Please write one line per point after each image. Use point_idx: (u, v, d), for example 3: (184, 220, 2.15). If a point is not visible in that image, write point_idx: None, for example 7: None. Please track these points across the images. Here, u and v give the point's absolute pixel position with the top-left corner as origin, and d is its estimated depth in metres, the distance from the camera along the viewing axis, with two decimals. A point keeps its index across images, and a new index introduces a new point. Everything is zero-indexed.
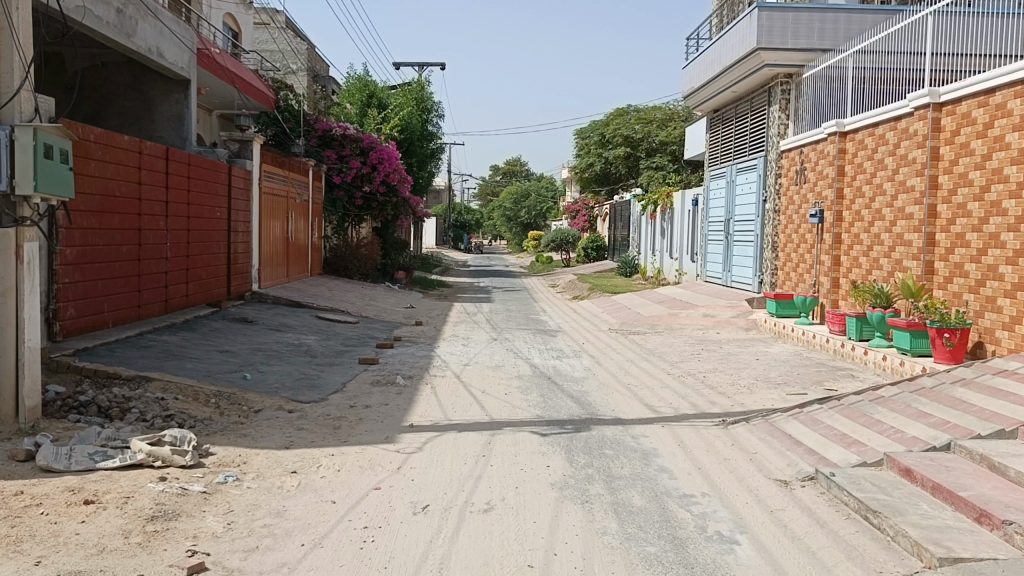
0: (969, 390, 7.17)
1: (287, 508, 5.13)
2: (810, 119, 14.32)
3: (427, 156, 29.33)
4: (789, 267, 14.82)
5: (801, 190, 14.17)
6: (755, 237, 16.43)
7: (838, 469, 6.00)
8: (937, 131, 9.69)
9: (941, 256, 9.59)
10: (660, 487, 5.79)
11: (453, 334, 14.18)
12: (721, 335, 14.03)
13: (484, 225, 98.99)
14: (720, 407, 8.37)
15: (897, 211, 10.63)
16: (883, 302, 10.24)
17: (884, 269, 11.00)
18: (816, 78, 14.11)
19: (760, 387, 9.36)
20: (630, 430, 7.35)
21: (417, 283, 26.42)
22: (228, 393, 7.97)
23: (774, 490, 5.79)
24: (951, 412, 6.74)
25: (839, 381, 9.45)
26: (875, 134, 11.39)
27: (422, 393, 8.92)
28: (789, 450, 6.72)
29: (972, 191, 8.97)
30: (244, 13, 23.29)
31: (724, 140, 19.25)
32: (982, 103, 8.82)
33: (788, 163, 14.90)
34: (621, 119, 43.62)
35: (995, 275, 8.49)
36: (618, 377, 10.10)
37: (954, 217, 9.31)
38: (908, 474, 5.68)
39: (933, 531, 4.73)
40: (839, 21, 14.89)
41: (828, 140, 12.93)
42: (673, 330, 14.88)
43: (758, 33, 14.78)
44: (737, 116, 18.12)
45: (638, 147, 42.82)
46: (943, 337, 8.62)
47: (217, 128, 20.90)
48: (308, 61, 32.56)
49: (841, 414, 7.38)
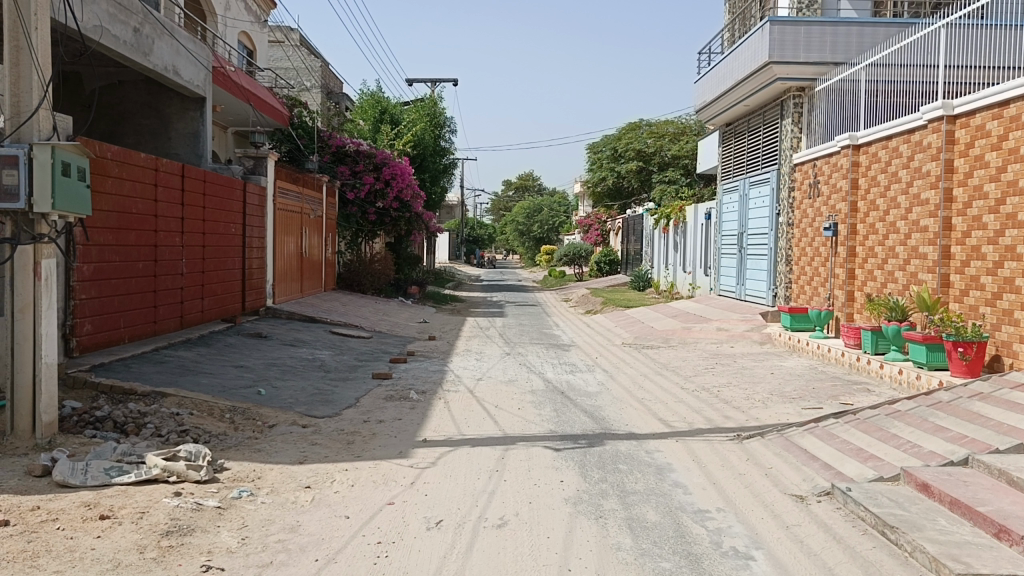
0: (986, 404, 7.11)
1: (302, 523, 5.14)
2: (823, 132, 14.30)
3: (439, 171, 29.48)
4: (803, 281, 14.75)
5: (814, 204, 14.13)
6: (769, 250, 16.38)
7: (855, 484, 5.95)
8: (951, 144, 9.66)
9: (956, 269, 9.51)
10: (675, 502, 5.76)
11: (466, 349, 14.17)
12: (735, 348, 13.97)
13: (496, 239, 99.20)
14: (735, 421, 8.32)
15: (912, 224, 10.58)
16: (899, 316, 10.17)
17: (899, 282, 10.93)
18: (829, 91, 14.10)
19: (775, 401, 9.30)
20: (644, 445, 7.31)
21: (430, 298, 26.50)
22: (243, 409, 8.00)
23: (789, 505, 5.74)
24: (968, 427, 6.68)
25: (854, 395, 9.38)
26: (888, 146, 11.36)
27: (435, 408, 8.92)
28: (805, 465, 6.67)
29: (988, 204, 8.92)
30: (259, 32, 23.55)
31: (736, 154, 19.24)
32: (996, 115, 8.78)
33: (801, 177, 14.87)
34: (633, 134, 43.71)
35: (1011, 288, 8.43)
36: (632, 391, 10.07)
37: (970, 230, 9.25)
38: (926, 489, 5.62)
39: (951, 547, 4.68)
40: (851, 34, 14.90)
41: (841, 154, 12.89)
42: (687, 344, 14.83)
43: (769, 47, 14.82)
44: (749, 129, 18.12)
45: (650, 161, 42.83)
46: (959, 351, 8.56)
47: (232, 145, 21.11)
48: (323, 78, 32.89)
49: (857, 428, 7.32)
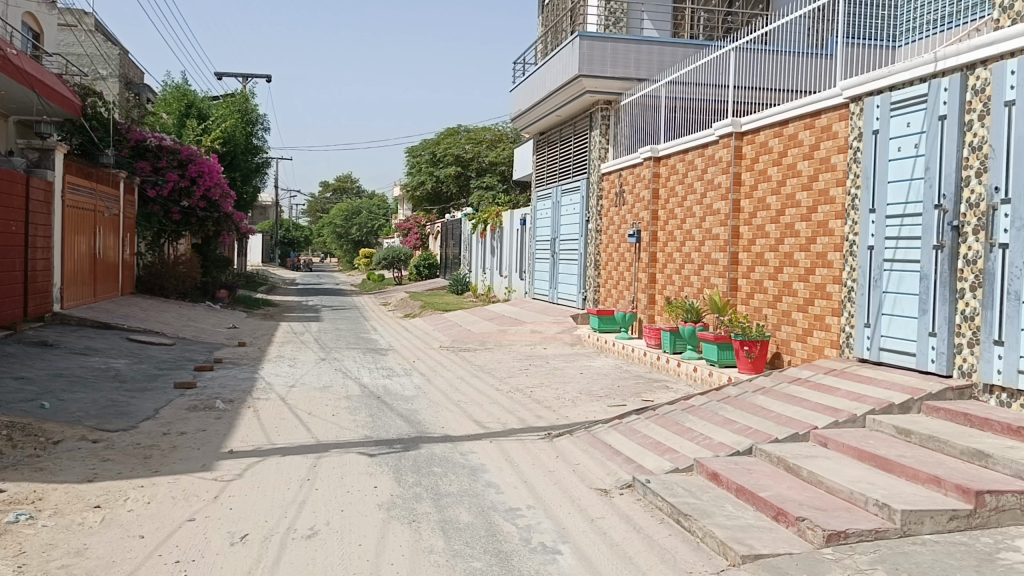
0: (768, 398, 7.79)
1: (89, 546, 4.76)
2: (628, 144, 15.12)
3: (252, 170, 28.31)
4: (610, 285, 15.50)
5: (620, 212, 14.89)
6: (579, 255, 17.08)
7: (653, 476, 6.33)
8: (739, 158, 10.51)
9: (743, 274, 10.37)
10: (487, 502, 5.87)
11: (279, 355, 13.70)
12: (548, 350, 14.45)
13: (314, 242, 96.67)
14: (546, 420, 8.60)
15: (705, 232, 11.41)
16: (694, 317, 10.96)
17: (694, 286, 11.75)
18: (633, 106, 14.92)
19: (584, 400, 9.70)
20: (458, 447, 7.39)
21: (241, 303, 25.39)
22: (22, 424, 7.27)
23: (595, 499, 6.02)
24: (752, 419, 7.29)
25: (655, 392, 9.97)
26: (684, 159, 12.19)
27: (244, 417, 8.55)
28: (609, 460, 7.01)
29: (769, 215, 9.80)
30: (47, 13, 21.60)
31: (550, 162, 19.91)
32: (777, 133, 9.67)
33: (609, 185, 15.62)
34: (451, 139, 44.12)
35: (789, 291, 9.31)
36: (448, 395, 10.15)
37: (755, 238, 10.11)
38: (716, 478, 6.07)
39: (736, 531, 5.09)
40: (653, 53, 15.72)
41: (644, 165, 13.68)
42: (502, 346, 15.15)
43: (579, 61, 15.45)
44: (561, 139, 18.83)
45: (468, 166, 43.39)
46: (745, 349, 9.32)
47: (13, 135, 19.19)
48: (121, 67, 30.67)
49: (656, 423, 7.79)
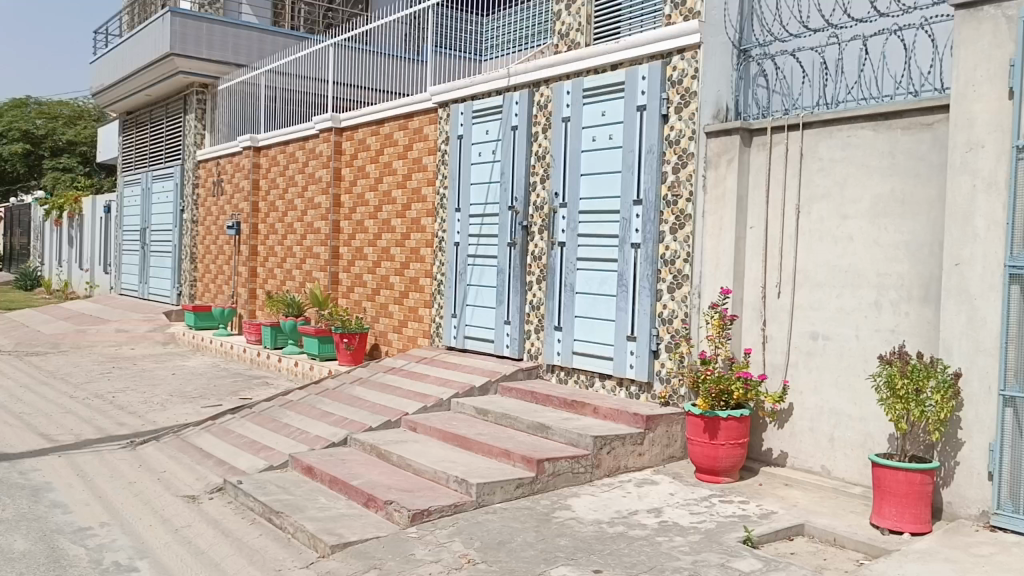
0: (364, 388, 8.03)
1: None
2: (226, 131, 14.47)
3: None
4: (207, 279, 14.71)
5: (218, 202, 14.21)
6: (173, 248, 15.93)
7: (246, 476, 6.13)
8: (338, 154, 10.64)
9: (344, 268, 10.54)
10: (50, 525, 5.18)
11: None
12: (135, 351, 13.24)
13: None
14: (129, 427, 7.87)
15: (306, 226, 11.39)
16: (295, 311, 10.87)
17: (296, 280, 11.66)
18: (230, 93, 14.32)
19: (175, 402, 9.07)
20: (16, 466, 6.42)
21: None
22: None
23: (181, 508, 5.65)
24: (348, 409, 7.45)
25: (253, 389, 9.70)
26: (285, 151, 12.05)
27: None
28: (199, 464, 6.64)
29: (367, 210, 10.07)
30: None
31: (138, 145, 18.26)
32: (374, 131, 9.99)
33: (206, 174, 14.82)
34: (18, 112, 38.22)
35: (387, 285, 9.69)
36: (7, 406, 8.78)
37: (354, 233, 10.31)
38: (310, 471, 6.08)
39: (327, 522, 5.14)
40: (251, 40, 15.39)
41: (243, 154, 13.20)
42: (80, 349, 13.53)
43: (170, 39, 14.32)
44: (151, 121, 17.39)
45: (42, 144, 38.01)
46: (345, 343, 9.47)
47: None
48: None
49: (252, 422, 7.57)
